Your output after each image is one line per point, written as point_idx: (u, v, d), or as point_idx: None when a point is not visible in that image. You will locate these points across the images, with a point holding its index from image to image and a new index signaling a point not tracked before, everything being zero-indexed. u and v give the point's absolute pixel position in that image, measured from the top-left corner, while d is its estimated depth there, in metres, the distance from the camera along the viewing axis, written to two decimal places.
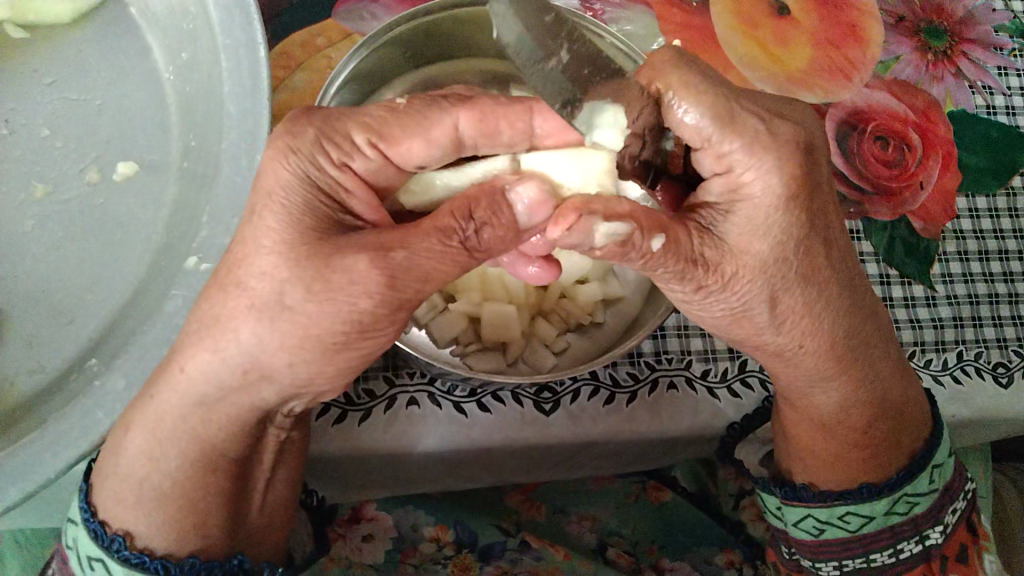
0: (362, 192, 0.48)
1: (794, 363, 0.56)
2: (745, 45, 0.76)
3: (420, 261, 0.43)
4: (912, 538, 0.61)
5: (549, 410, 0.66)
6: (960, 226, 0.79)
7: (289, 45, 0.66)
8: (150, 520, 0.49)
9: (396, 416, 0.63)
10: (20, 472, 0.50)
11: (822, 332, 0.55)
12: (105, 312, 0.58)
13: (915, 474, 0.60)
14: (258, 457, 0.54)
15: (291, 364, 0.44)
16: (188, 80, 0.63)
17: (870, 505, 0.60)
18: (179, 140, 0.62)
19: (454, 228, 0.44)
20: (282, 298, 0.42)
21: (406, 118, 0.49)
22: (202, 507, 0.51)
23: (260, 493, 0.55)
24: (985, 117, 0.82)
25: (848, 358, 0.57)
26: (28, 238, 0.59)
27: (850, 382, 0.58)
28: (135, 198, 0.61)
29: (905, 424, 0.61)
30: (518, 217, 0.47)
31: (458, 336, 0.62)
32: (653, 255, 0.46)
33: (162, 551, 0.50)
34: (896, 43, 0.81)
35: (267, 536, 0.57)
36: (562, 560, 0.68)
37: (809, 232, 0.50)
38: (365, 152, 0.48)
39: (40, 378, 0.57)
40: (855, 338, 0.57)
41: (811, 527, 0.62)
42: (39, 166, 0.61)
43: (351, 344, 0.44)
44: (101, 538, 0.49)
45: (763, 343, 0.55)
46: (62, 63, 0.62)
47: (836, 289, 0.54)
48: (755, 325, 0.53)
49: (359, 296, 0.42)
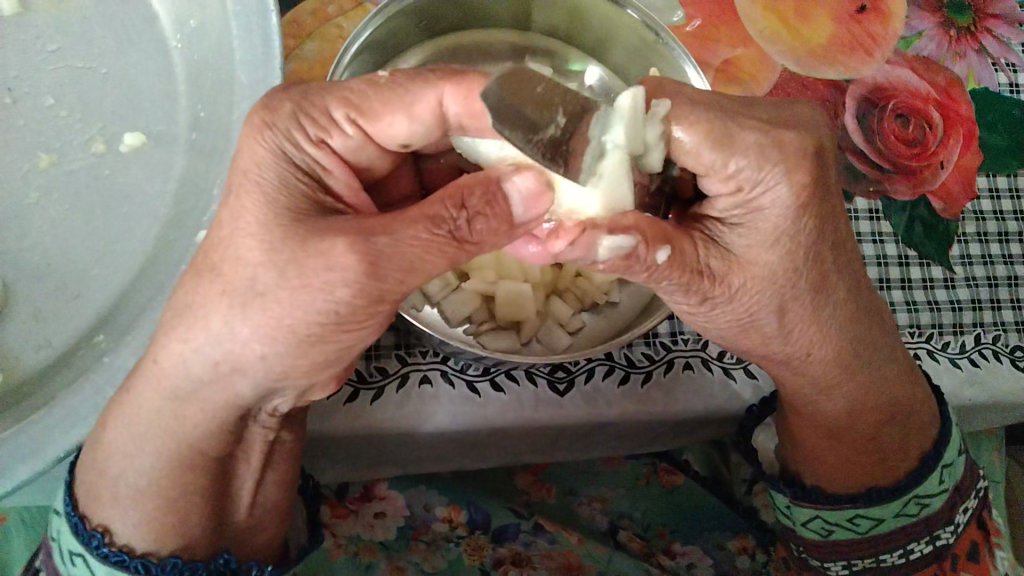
0: (339, 169, 0.46)
1: (800, 370, 0.56)
2: (765, 18, 0.74)
3: (403, 250, 0.41)
4: (923, 538, 0.61)
5: (563, 391, 0.65)
6: (980, 207, 0.77)
7: (298, 14, 0.64)
8: (133, 512, 0.49)
9: (408, 396, 0.62)
10: (28, 451, 0.49)
11: (829, 338, 0.54)
12: (112, 288, 0.57)
13: (924, 474, 0.59)
14: (240, 456, 0.53)
15: (263, 356, 0.43)
16: (197, 48, 0.61)
17: (881, 508, 0.59)
18: (188, 111, 0.61)
19: (443, 217, 0.42)
20: (255, 284, 0.41)
21: (387, 91, 0.45)
22: (180, 506, 0.50)
23: (248, 496, 0.54)
24: (1008, 95, 0.80)
25: (854, 361, 0.56)
26: (33, 210, 0.58)
27: (857, 387, 0.58)
28: (142, 170, 0.59)
29: (914, 426, 0.60)
30: (513, 209, 0.44)
31: (471, 315, 0.61)
32: (658, 267, 0.46)
33: (142, 550, 0.49)
34: (918, 18, 0.79)
35: (258, 529, 0.55)
36: (575, 543, 0.68)
37: (827, 232, 0.49)
38: (343, 129, 0.45)
39: (46, 354, 0.56)
40: (859, 342, 0.56)
41: (819, 528, 0.62)
42: (43, 135, 0.59)
43: (327, 338, 0.43)
44: (81, 535, 0.49)
45: (770, 353, 0.54)
46: (67, 30, 0.61)
47: (844, 293, 0.53)
48: (764, 334, 0.52)
49: (334, 286, 0.40)
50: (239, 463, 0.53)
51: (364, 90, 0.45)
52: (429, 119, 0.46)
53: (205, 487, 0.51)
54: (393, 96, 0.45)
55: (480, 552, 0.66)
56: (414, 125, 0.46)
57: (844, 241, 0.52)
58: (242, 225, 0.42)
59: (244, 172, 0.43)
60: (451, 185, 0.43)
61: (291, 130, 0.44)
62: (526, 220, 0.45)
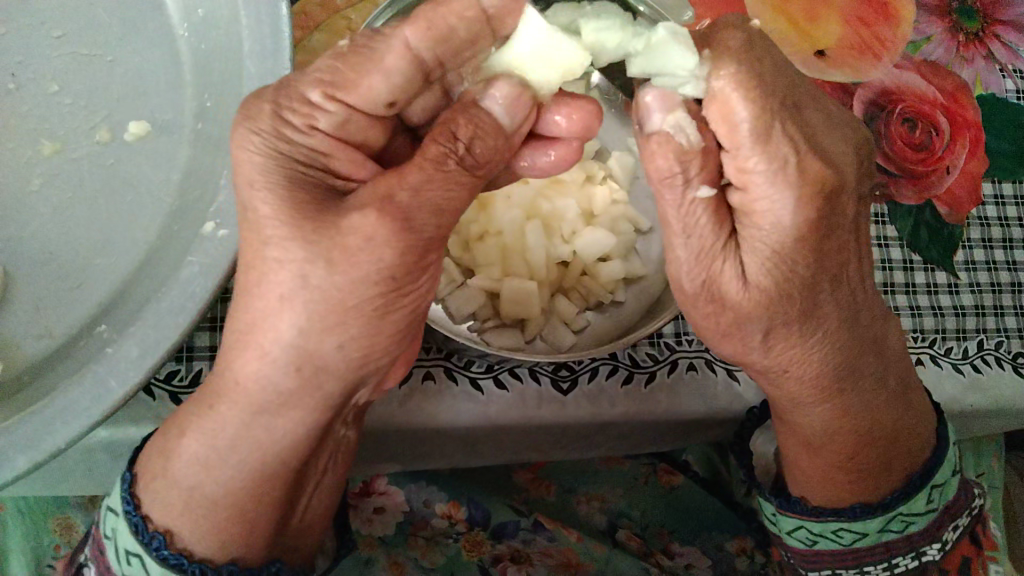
0: (340, 151, 0.46)
1: (780, 385, 0.55)
2: (775, 19, 0.74)
3: (427, 197, 0.41)
4: (907, 554, 0.61)
5: (566, 390, 0.64)
6: (985, 213, 0.77)
7: (307, 5, 0.64)
8: (198, 517, 0.48)
9: (413, 391, 0.61)
10: (29, 441, 0.48)
11: (812, 361, 0.53)
12: (116, 277, 0.56)
13: (911, 495, 0.59)
14: (317, 459, 0.52)
15: (340, 346, 0.43)
16: (204, 37, 0.60)
17: (862, 523, 0.60)
18: (194, 101, 0.60)
19: (444, 152, 0.42)
20: (305, 277, 0.41)
21: (353, 58, 0.45)
22: (248, 514, 0.49)
23: (307, 497, 0.54)
24: (1014, 102, 0.80)
25: (838, 384, 0.55)
26: (36, 197, 0.57)
27: (840, 407, 0.57)
28: (147, 159, 0.59)
29: (904, 447, 0.59)
30: (500, 120, 0.46)
31: (475, 311, 0.61)
32: (697, 200, 0.46)
33: (201, 554, 0.48)
34: (927, 22, 0.79)
35: (307, 530, 0.56)
36: (575, 541, 0.68)
37: (832, 241, 0.48)
38: (325, 109, 0.45)
39: (47, 343, 0.55)
40: (848, 364, 0.54)
41: (805, 538, 0.63)
42: (48, 122, 0.59)
43: (390, 308, 0.43)
44: (141, 534, 0.48)
45: (751, 362, 0.53)
46: (73, 17, 0.60)
47: (835, 320, 0.51)
48: (743, 345, 0.51)
49: (381, 251, 0.40)
50: (311, 466, 0.52)
51: (334, 65, 0.44)
52: (404, 68, 0.45)
53: (277, 495, 0.50)
54: (362, 60, 0.44)
55: (479, 548, 0.66)
56: (392, 78, 0.45)
57: (844, 258, 0.50)
58: (274, 216, 0.41)
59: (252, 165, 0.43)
60: (436, 123, 0.44)
61: (282, 124, 0.43)
62: (515, 126, 0.47)
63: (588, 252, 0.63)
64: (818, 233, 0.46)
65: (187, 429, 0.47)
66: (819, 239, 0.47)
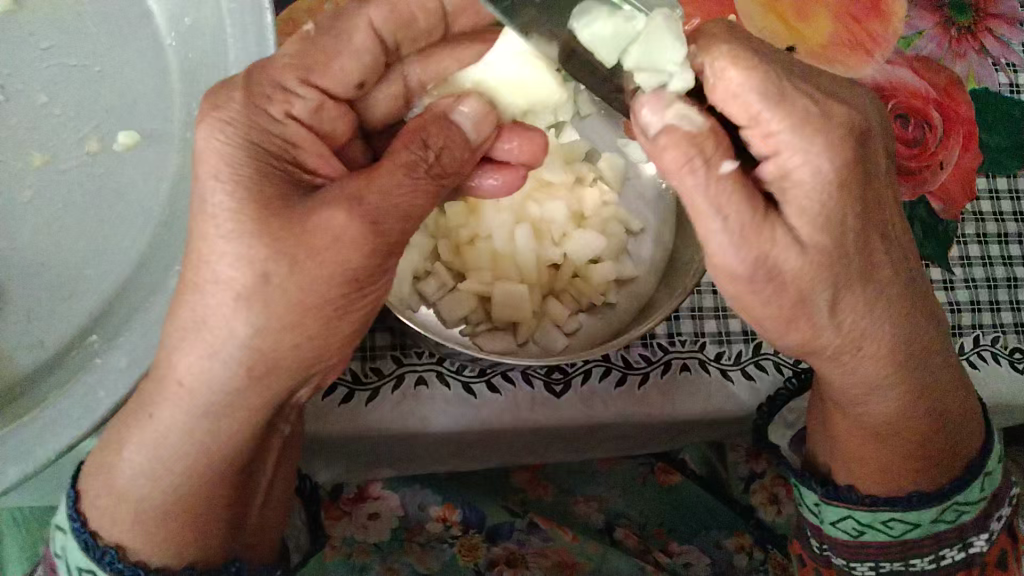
0: (310, 143, 0.47)
1: (848, 364, 0.52)
2: (764, 17, 0.74)
3: (396, 201, 0.43)
4: (955, 545, 0.58)
5: (560, 392, 0.64)
6: (980, 208, 0.77)
7: (295, 11, 0.64)
8: (148, 528, 0.47)
9: (404, 396, 0.62)
10: (19, 453, 0.48)
11: (879, 332, 0.50)
12: (107, 287, 0.57)
13: (969, 482, 0.57)
14: (262, 457, 0.51)
15: (296, 345, 0.43)
16: (191, 47, 0.60)
17: (917, 512, 0.57)
18: (183, 110, 0.60)
19: (415, 159, 0.44)
20: (268, 275, 0.41)
21: (323, 48, 0.49)
22: (201, 521, 0.48)
23: (262, 492, 0.53)
24: (1008, 95, 0.80)
25: (909, 360, 0.53)
26: (25, 208, 0.57)
27: (908, 386, 0.54)
28: (136, 170, 0.59)
29: (962, 432, 0.57)
30: (468, 134, 0.49)
31: (467, 316, 0.61)
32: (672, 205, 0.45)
33: (157, 564, 0.47)
34: (918, 17, 0.78)
35: (262, 530, 0.54)
36: (570, 541, 0.68)
37: (867, 230, 0.47)
38: (298, 94, 0.47)
39: (38, 354, 0.55)
40: (916, 337, 0.52)
41: (850, 528, 0.59)
42: (37, 134, 0.59)
43: (351, 305, 0.44)
44: (92, 551, 0.47)
45: (814, 346, 0.50)
46: (60, 29, 0.60)
47: (889, 285, 0.49)
48: (810, 325, 0.48)
49: (348, 254, 0.41)
50: (260, 462, 0.51)
51: (302, 50, 0.48)
52: (371, 46, 0.50)
53: (228, 495, 0.49)
54: (332, 41, 0.49)
55: (474, 553, 0.66)
56: (361, 58, 0.50)
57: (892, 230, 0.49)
58: (257, 225, 0.41)
59: (234, 174, 0.43)
60: (408, 129, 0.46)
61: (275, 133, 0.45)
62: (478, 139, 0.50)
63: (578, 255, 0.63)
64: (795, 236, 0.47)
65: (170, 442, 0.46)
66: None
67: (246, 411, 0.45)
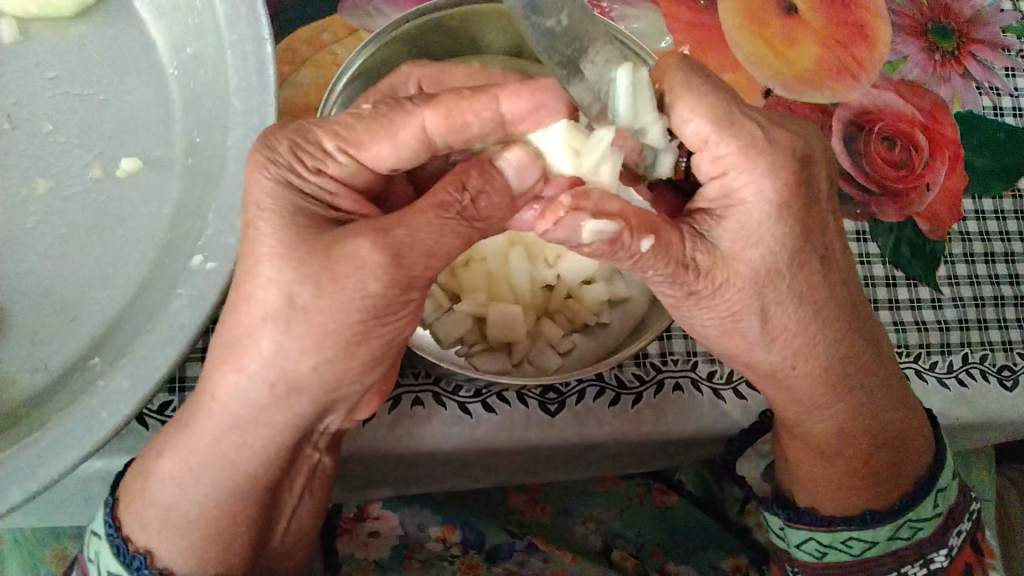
0: (343, 190, 0.47)
1: (788, 387, 0.56)
2: (752, 43, 0.76)
3: (422, 238, 0.43)
4: (916, 562, 0.61)
5: (555, 411, 0.65)
6: (966, 228, 0.78)
7: (295, 41, 0.66)
8: (176, 537, 0.49)
9: (401, 417, 0.62)
10: (21, 474, 0.49)
11: (814, 356, 0.54)
12: (107, 311, 0.58)
13: (919, 500, 0.60)
14: (289, 481, 0.53)
15: (316, 367, 0.44)
16: (193, 75, 0.62)
17: (872, 531, 0.60)
18: (184, 138, 0.62)
19: (450, 202, 0.44)
20: (292, 298, 0.42)
21: (372, 121, 0.47)
22: (226, 538, 0.50)
23: (285, 520, 0.55)
24: (991, 118, 0.81)
25: (843, 383, 0.57)
26: (29, 235, 0.59)
27: (846, 408, 0.58)
28: (138, 195, 0.60)
29: (911, 449, 0.60)
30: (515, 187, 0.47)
31: (462, 336, 0.62)
32: (643, 255, 0.47)
33: (181, 573, 0.49)
34: (903, 43, 0.80)
35: (285, 553, 0.57)
36: (570, 562, 0.69)
37: (807, 249, 0.50)
38: (336, 158, 0.47)
39: (40, 377, 0.56)
40: (848, 362, 0.56)
41: (814, 549, 0.62)
42: (41, 161, 0.60)
43: (370, 333, 0.44)
44: (123, 556, 0.49)
45: (755, 360, 0.55)
46: (65, 59, 0.62)
47: (827, 317, 0.54)
48: (746, 339, 0.53)
49: (378, 285, 0.42)
50: (285, 491, 0.54)
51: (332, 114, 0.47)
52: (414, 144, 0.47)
53: (251, 513, 0.50)
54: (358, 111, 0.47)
55: (473, 571, 0.66)
56: (402, 151, 0.47)
57: (834, 258, 0.53)
58: (259, 239, 0.43)
59: None
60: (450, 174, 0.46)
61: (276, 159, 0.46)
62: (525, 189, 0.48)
63: (571, 276, 0.64)
64: (770, 245, 0.48)
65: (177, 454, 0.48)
66: (762, 252, 0.48)
67: (248, 423, 0.46)
